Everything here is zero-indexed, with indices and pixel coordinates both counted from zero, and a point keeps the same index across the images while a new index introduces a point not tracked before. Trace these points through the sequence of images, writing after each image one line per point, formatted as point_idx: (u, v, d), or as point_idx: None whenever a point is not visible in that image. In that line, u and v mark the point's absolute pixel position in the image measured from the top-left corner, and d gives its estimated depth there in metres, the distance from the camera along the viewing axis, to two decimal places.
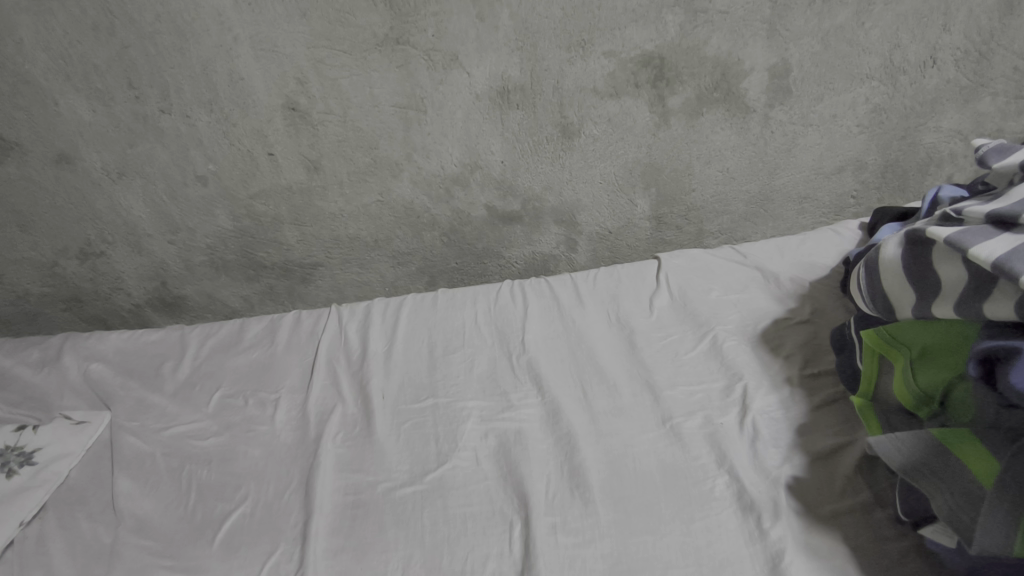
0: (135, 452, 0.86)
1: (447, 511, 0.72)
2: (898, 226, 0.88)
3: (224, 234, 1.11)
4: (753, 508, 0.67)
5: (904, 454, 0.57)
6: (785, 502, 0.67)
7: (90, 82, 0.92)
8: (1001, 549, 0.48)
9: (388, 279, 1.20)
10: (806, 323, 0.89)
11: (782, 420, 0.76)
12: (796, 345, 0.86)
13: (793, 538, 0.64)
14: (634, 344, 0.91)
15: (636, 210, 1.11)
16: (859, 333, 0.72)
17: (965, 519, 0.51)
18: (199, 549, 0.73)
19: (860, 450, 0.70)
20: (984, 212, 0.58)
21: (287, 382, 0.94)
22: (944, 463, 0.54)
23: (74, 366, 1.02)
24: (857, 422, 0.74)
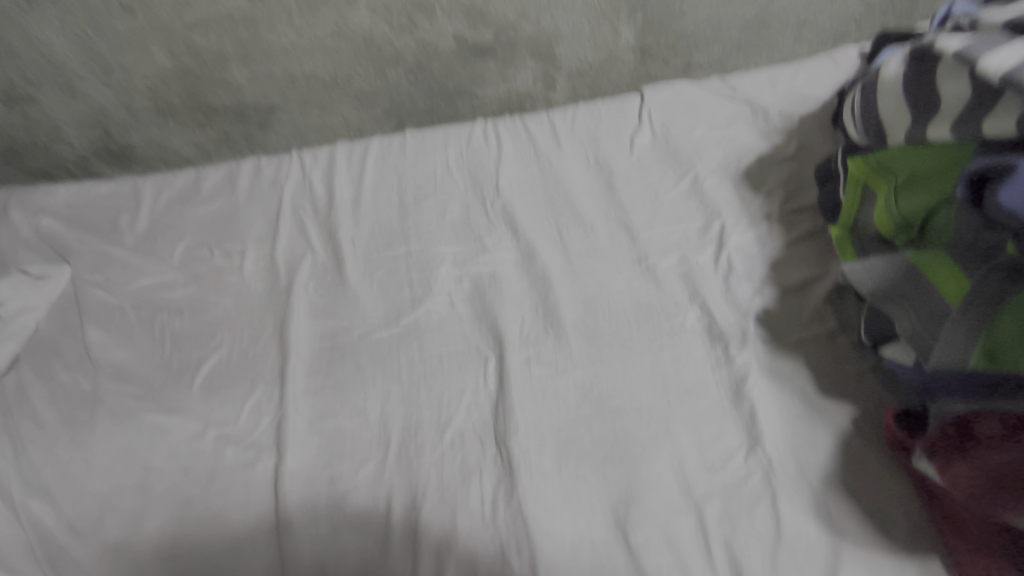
0: (103, 305, 0.84)
1: (423, 351, 0.73)
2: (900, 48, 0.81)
3: (164, 72, 0.99)
4: (721, 337, 0.69)
5: (875, 278, 0.59)
6: (753, 332, 0.68)
7: None
8: (957, 361, 0.49)
9: (352, 123, 1.11)
10: (792, 157, 0.85)
11: (758, 255, 0.75)
12: (779, 181, 0.83)
13: (758, 363, 0.66)
14: (613, 184, 0.87)
15: (620, 39, 1.01)
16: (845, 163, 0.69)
17: (926, 337, 0.52)
18: (180, 393, 0.74)
19: (831, 281, 0.71)
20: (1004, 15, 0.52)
21: (253, 232, 0.91)
22: (916, 287, 0.54)
23: (23, 220, 0.96)
24: (832, 255, 0.74)
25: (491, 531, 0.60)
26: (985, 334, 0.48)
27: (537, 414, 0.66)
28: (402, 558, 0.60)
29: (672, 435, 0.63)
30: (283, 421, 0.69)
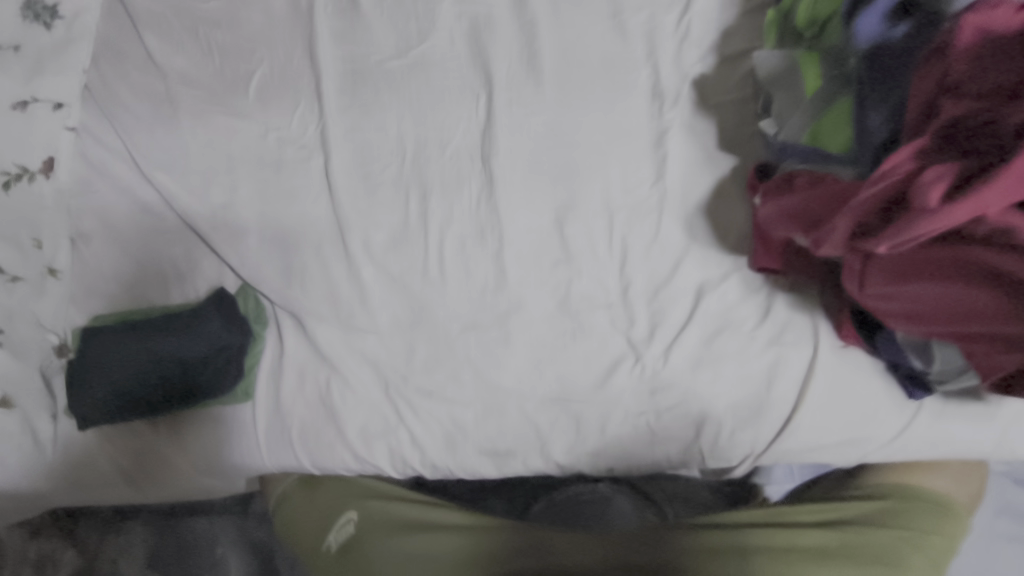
0: (309, 60, 0.79)
1: (284, 170, 0.76)
2: (872, 25, 0.53)
3: (148, 207, 0.77)
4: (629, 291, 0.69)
5: (795, 137, 0.59)
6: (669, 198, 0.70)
7: None
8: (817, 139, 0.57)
9: (188, 73, 0.81)
10: None
11: (795, 80, 0.60)
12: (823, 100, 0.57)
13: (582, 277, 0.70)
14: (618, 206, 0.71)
15: (305, 136, 0.77)
16: (850, 22, 0.54)
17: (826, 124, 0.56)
18: (239, 100, 0.79)
19: (876, 13, 0.53)
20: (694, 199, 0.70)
21: (266, 49, 0.81)
22: (828, 110, 0.56)
23: (161, 86, 0.80)
24: (795, 79, 0.60)
25: (419, 191, 0.74)
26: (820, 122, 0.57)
27: (397, 257, 0.72)
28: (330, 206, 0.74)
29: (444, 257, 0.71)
30: (166, 196, 0.76)
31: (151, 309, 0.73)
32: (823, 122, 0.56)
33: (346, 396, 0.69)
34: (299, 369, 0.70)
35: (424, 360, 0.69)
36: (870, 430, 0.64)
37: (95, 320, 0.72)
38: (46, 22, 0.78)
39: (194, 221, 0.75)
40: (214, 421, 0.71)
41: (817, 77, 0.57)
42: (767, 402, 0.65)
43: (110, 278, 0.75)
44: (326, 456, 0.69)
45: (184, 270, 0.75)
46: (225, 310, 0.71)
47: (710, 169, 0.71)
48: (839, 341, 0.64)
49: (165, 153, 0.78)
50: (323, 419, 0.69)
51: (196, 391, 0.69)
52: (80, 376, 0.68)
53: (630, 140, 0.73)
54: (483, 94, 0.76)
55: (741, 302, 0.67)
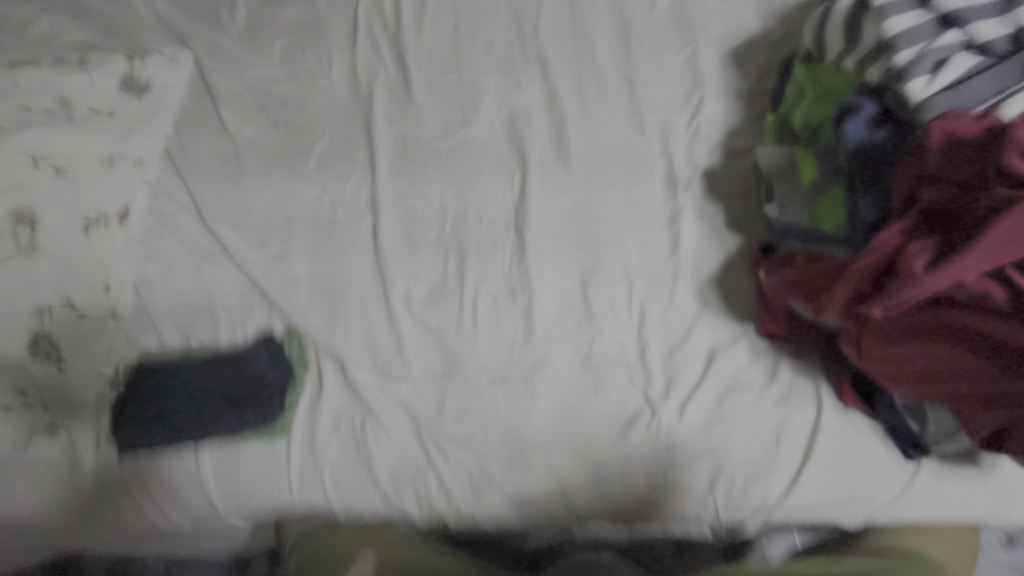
0: (365, 136, 0.91)
1: (336, 226, 0.85)
2: (859, 125, 0.62)
3: (208, 253, 0.84)
4: (647, 350, 0.75)
5: (794, 219, 0.68)
6: (682, 268, 0.79)
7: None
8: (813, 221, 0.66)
9: (254, 139, 0.92)
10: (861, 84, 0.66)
11: (793, 173, 0.70)
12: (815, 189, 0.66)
13: (603, 337, 0.76)
14: (637, 274, 0.79)
15: (357, 200, 0.87)
16: (839, 123, 0.64)
17: (821, 208, 0.65)
18: (300, 166, 0.89)
19: (861, 118, 0.63)
20: (703, 272, 0.78)
21: (327, 124, 0.92)
22: (823, 197, 0.65)
23: (229, 149, 0.91)
24: (792, 171, 0.70)
25: (456, 250, 0.82)
26: (816, 207, 0.66)
27: (434, 309, 0.79)
28: (372, 263, 0.82)
29: (477, 312, 0.78)
30: (226, 245, 0.83)
31: (201, 348, 0.78)
32: (819, 207, 0.65)
33: (382, 437, 0.73)
34: (338, 409, 0.75)
35: (456, 407, 0.74)
36: (871, 489, 0.68)
37: (146, 355, 0.77)
38: (139, 94, 0.89)
39: (249, 270, 0.82)
40: (254, 458, 0.72)
41: (811, 170, 0.67)
42: (773, 460, 0.70)
43: (164, 319, 0.80)
44: (356, 496, 0.72)
45: (234, 314, 0.80)
46: (274, 352, 0.78)
47: (719, 246, 0.80)
48: (840, 405, 0.70)
49: (228, 207, 0.86)
50: (356, 461, 0.72)
51: (243, 429, 0.72)
52: (131, 412, 0.72)
53: (648, 220, 0.82)
54: (518, 173, 0.87)
55: (747, 364, 0.73)
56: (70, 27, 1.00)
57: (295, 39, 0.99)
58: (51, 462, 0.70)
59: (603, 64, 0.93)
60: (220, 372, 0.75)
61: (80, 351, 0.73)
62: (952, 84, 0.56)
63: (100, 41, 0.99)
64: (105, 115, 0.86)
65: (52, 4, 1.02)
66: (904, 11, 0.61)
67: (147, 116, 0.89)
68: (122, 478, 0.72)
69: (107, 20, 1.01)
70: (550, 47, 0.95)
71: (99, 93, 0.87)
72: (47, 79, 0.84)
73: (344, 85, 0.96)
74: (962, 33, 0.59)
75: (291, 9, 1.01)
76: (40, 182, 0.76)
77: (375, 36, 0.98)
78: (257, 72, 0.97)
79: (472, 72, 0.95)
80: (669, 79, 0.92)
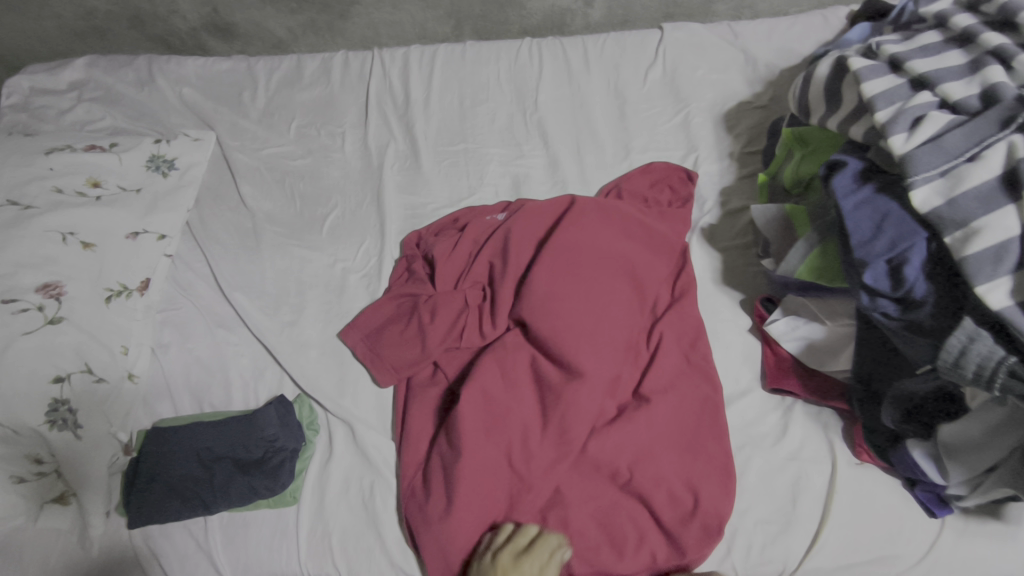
0: (375, 205, 0.95)
1: (346, 290, 0.88)
2: (848, 176, 0.65)
3: (224, 318, 0.87)
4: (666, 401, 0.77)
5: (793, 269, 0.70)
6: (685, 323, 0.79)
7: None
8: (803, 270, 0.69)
9: (269, 211, 0.97)
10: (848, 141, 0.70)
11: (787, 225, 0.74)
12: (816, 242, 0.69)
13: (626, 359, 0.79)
14: None
15: (366, 263, 0.90)
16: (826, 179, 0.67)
17: (821, 261, 0.68)
18: (313, 234, 0.93)
19: (853, 169, 0.65)
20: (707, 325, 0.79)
21: (339, 194, 0.97)
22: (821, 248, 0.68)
23: (245, 222, 0.96)
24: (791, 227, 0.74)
25: None
26: (812, 256, 0.68)
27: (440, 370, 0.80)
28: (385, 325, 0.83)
29: None
30: (239, 311, 0.86)
31: (212, 413, 0.79)
32: (816, 257, 0.68)
33: (390, 500, 0.72)
34: (348, 474, 0.75)
35: None
36: (898, 547, 0.65)
37: (160, 422, 0.78)
38: (164, 171, 0.95)
39: (261, 333, 0.85)
40: (262, 527, 0.72)
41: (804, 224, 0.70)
42: (790, 521, 0.67)
43: (179, 385, 0.82)
44: (365, 567, 0.70)
45: (249, 380, 0.82)
46: (285, 415, 0.77)
47: (720, 300, 0.82)
48: (856, 458, 0.69)
49: (243, 275, 0.90)
50: (366, 527, 0.71)
51: (252, 495, 0.72)
52: (143, 483, 0.73)
53: None
54: None
55: (758, 417, 0.73)
56: (102, 114, 1.08)
57: (310, 118, 1.06)
58: (68, 525, 0.73)
59: (600, 131, 0.99)
60: (230, 436, 0.75)
61: (97, 419, 0.73)
62: (933, 133, 0.59)
63: (129, 125, 1.06)
64: (133, 192, 0.90)
65: (88, 94, 1.11)
66: (879, 76, 0.67)
67: (173, 190, 0.94)
68: (130, 549, 0.73)
69: (137, 106, 1.09)
70: (548, 117, 1.01)
71: (127, 171, 0.93)
72: (80, 161, 0.89)
73: (356, 157, 1.01)
74: (934, 94, 0.62)
75: (307, 91, 1.09)
76: (68, 256, 0.79)
77: (385, 113, 1.05)
78: (275, 148, 1.04)
79: (476, 142, 1.00)
80: (663, 143, 0.97)
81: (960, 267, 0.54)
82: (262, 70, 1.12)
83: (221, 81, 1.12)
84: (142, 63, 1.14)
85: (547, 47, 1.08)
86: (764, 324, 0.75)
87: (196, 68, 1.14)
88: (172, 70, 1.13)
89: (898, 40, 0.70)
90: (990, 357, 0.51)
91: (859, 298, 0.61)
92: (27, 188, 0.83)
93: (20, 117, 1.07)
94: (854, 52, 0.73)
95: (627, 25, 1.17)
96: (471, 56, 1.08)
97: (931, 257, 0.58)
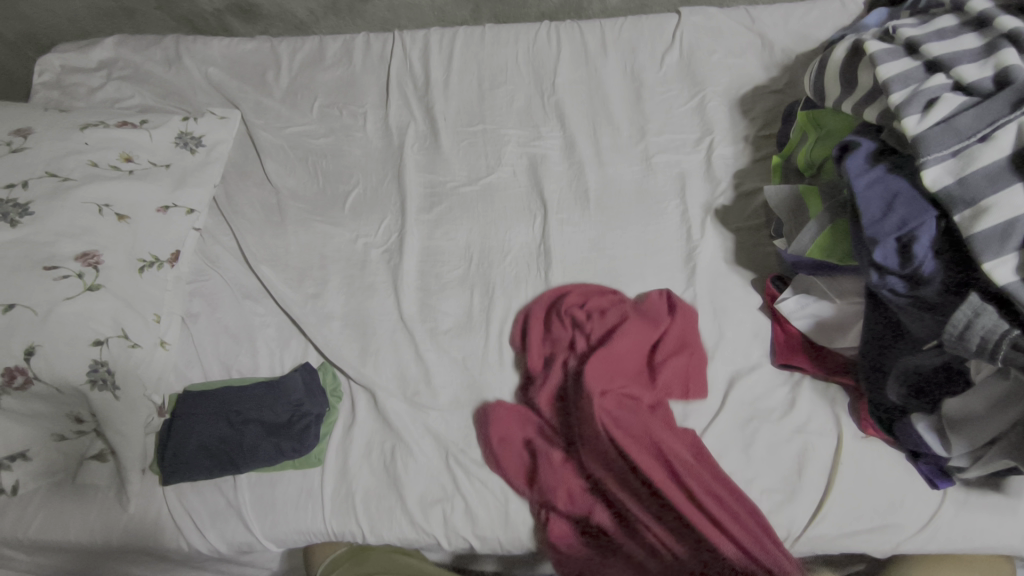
0: (395, 183, 0.98)
1: (367, 264, 0.90)
2: (861, 157, 0.66)
3: (251, 290, 0.91)
4: None
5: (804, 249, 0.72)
6: (697, 301, 0.82)
7: (35, 204, 0.80)
8: (813, 249, 0.70)
9: (293, 188, 0.99)
10: (863, 123, 0.71)
11: (798, 206, 0.76)
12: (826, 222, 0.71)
13: None
14: None
15: (386, 239, 0.93)
16: (839, 159, 0.68)
17: (830, 240, 0.69)
18: (336, 210, 0.96)
19: (866, 150, 0.66)
20: (719, 303, 0.82)
21: (360, 172, 1.00)
22: (831, 228, 0.69)
23: (270, 198, 0.99)
24: (803, 208, 0.76)
25: (483, 284, 0.87)
26: (823, 235, 0.70)
27: (458, 342, 0.83)
28: (405, 297, 0.86)
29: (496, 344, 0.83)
30: (265, 284, 0.89)
31: (240, 379, 0.83)
32: (826, 237, 0.70)
33: (410, 464, 0.75)
34: (370, 439, 0.78)
35: (473, 434, 0.77)
36: (899, 517, 0.68)
37: (190, 387, 0.82)
38: (192, 148, 0.98)
39: (286, 304, 0.88)
40: (288, 487, 0.76)
41: (814, 204, 0.72)
42: (795, 490, 0.70)
43: (209, 352, 0.86)
44: (386, 525, 0.73)
45: (274, 348, 0.85)
46: (310, 381, 0.81)
47: (732, 279, 0.84)
48: (861, 432, 0.71)
49: (269, 249, 0.93)
50: (387, 488, 0.75)
51: (280, 456, 0.76)
52: (175, 442, 0.77)
53: (663, 254, 0.87)
54: (539, 215, 0.92)
55: (767, 392, 0.75)
56: (132, 92, 1.11)
57: (332, 98, 1.09)
58: (106, 481, 0.77)
59: (617, 113, 1.00)
60: (259, 400, 0.79)
61: (133, 381, 0.76)
62: (945, 115, 0.60)
63: (157, 103, 1.09)
64: (163, 167, 0.94)
65: (117, 73, 1.14)
66: (894, 59, 0.68)
67: (202, 166, 0.97)
68: (163, 505, 0.77)
69: (164, 85, 1.12)
70: (565, 99, 1.03)
71: (158, 147, 0.96)
72: (114, 136, 0.92)
73: (377, 137, 1.04)
74: (948, 76, 0.63)
75: (330, 72, 1.11)
76: (104, 227, 0.82)
77: (405, 94, 1.07)
78: (298, 127, 1.06)
79: (494, 123, 1.02)
80: (679, 126, 0.98)
81: (968, 244, 0.55)
82: (285, 51, 1.15)
83: (246, 61, 1.15)
84: (169, 42, 1.16)
85: (566, 30, 1.09)
86: (775, 302, 0.78)
87: (221, 48, 1.16)
88: (197, 50, 1.15)
89: (915, 24, 0.71)
90: (994, 330, 0.53)
91: (868, 275, 0.63)
92: (64, 162, 0.86)
93: (52, 95, 1.10)
94: (871, 36, 0.75)
95: (645, 9, 1.18)
96: (490, 39, 1.09)
97: (938, 235, 0.60)
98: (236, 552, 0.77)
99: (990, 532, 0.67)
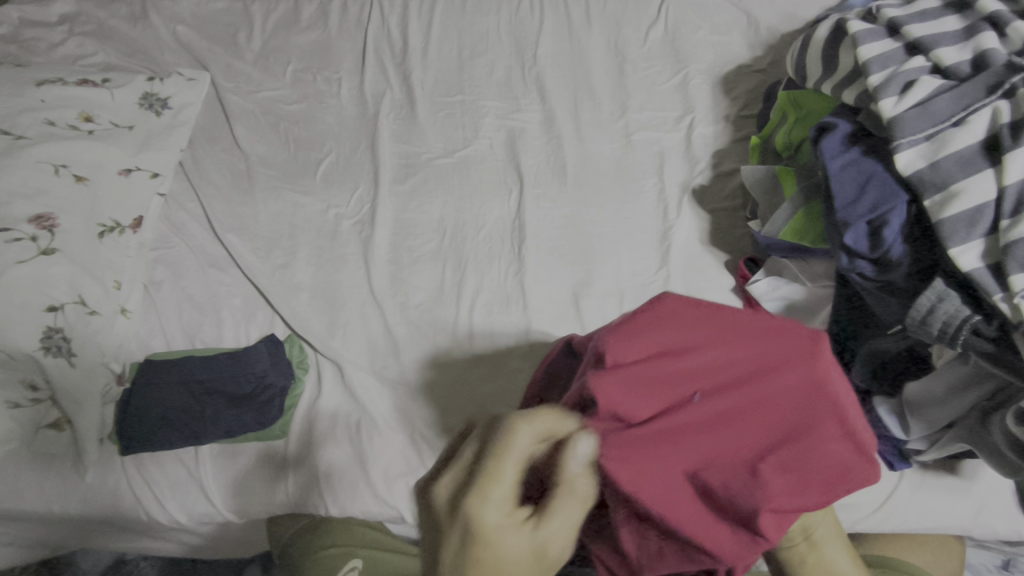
0: (369, 153, 0.95)
1: (337, 235, 0.88)
2: (837, 140, 0.65)
3: (217, 259, 0.88)
4: None
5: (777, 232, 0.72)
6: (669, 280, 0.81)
7: None
8: (785, 230, 0.70)
9: (261, 154, 0.96)
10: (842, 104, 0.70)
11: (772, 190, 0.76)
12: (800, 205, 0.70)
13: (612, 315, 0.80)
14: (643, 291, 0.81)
15: (357, 210, 0.91)
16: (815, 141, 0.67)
17: (803, 223, 0.69)
18: (306, 178, 0.93)
19: (842, 132, 0.66)
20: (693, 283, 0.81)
21: (332, 140, 0.97)
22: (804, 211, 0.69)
23: (237, 166, 0.95)
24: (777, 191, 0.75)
25: (455, 258, 0.86)
26: (796, 219, 0.70)
27: (427, 316, 0.82)
28: (375, 269, 0.85)
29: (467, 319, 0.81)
30: (231, 253, 0.87)
31: (203, 349, 0.81)
32: (799, 220, 0.69)
33: (375, 437, 0.75)
34: (335, 413, 0.77)
35: (438, 410, 0.76)
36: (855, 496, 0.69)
37: (152, 355, 0.80)
38: (158, 110, 0.94)
39: (251, 274, 0.86)
40: (251, 459, 0.75)
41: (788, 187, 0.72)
42: None
43: (171, 321, 0.84)
44: (349, 497, 0.73)
45: (240, 319, 0.84)
46: (275, 353, 0.79)
47: (705, 259, 0.83)
48: None
49: (236, 217, 0.90)
50: (351, 461, 0.74)
51: (242, 428, 0.74)
52: (134, 413, 0.75)
53: (638, 232, 0.86)
54: (515, 189, 0.91)
55: None
56: (95, 49, 1.06)
57: (306, 62, 1.05)
58: (62, 450, 0.75)
59: (598, 88, 0.98)
60: (222, 371, 0.77)
61: (90, 349, 0.74)
62: (921, 98, 0.59)
63: (122, 62, 1.05)
64: (126, 128, 0.90)
65: (79, 28, 1.08)
66: (875, 40, 0.67)
67: (167, 129, 0.93)
68: (121, 475, 0.75)
69: (129, 42, 1.07)
70: (546, 72, 1.00)
71: (120, 107, 0.92)
72: (71, 94, 0.88)
73: (351, 105, 1.01)
74: (928, 59, 0.62)
75: (304, 35, 1.07)
76: (60, 188, 0.79)
77: (383, 60, 1.04)
78: (270, 92, 1.03)
79: (473, 94, 1.00)
80: (659, 103, 0.97)
81: (935, 230, 0.55)
82: (258, 12, 1.10)
83: (216, 21, 1.10)
84: None
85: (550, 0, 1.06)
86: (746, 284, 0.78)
87: (191, 6, 1.11)
88: (166, 7, 1.10)
89: (898, 4, 0.70)
90: (956, 315, 0.54)
91: (838, 258, 0.62)
92: (18, 119, 0.82)
93: (10, 48, 1.05)
94: (854, 15, 0.73)
95: None
96: (471, 6, 1.06)
97: (910, 220, 0.59)
98: (196, 523, 0.77)
99: (940, 512, 0.68)
